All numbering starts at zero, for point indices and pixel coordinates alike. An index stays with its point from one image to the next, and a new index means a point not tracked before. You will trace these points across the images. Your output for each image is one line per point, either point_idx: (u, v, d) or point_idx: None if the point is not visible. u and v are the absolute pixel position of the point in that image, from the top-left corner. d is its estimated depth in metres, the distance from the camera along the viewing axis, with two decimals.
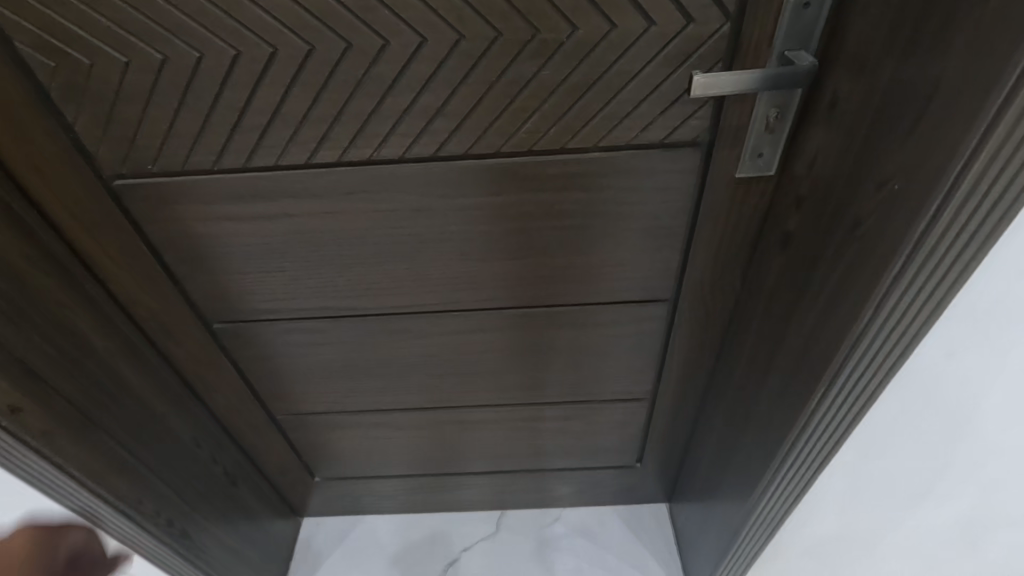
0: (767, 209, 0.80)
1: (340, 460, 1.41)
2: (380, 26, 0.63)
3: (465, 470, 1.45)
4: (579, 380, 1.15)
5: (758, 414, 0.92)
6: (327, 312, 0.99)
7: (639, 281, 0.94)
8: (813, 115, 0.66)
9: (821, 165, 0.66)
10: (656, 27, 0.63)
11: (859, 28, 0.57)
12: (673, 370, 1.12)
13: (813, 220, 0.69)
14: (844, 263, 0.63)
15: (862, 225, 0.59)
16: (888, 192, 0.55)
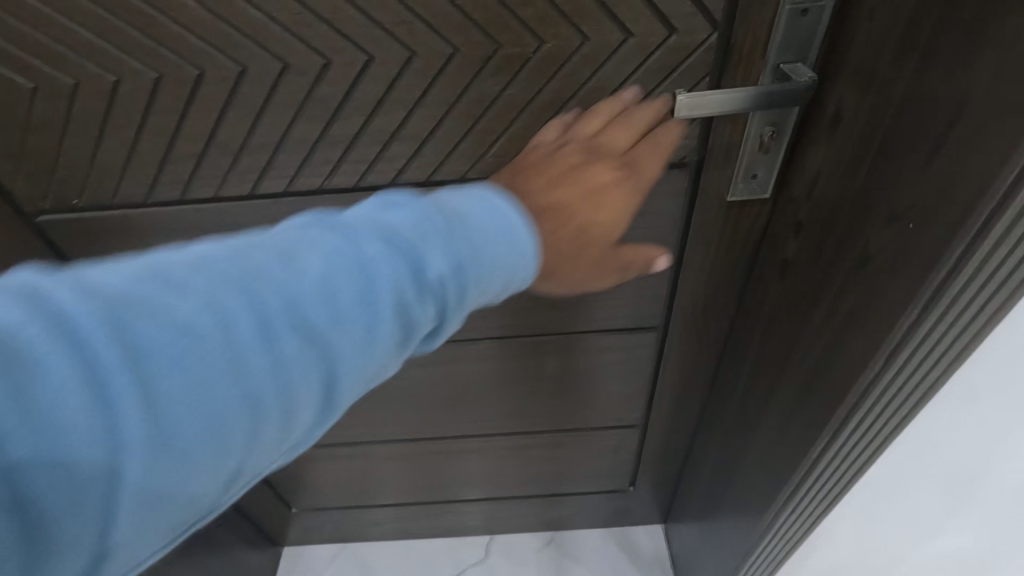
0: (763, 232, 0.73)
1: (320, 490, 1.34)
2: (319, 43, 0.55)
3: (453, 498, 1.38)
4: (566, 407, 1.08)
5: (756, 446, 0.86)
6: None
7: (628, 308, 0.87)
8: (811, 134, 0.59)
9: (823, 190, 0.59)
10: (634, 38, 0.56)
11: (864, 38, 0.50)
12: (664, 395, 1.05)
13: (813, 250, 0.62)
14: (850, 302, 0.56)
15: (871, 263, 0.52)
16: (902, 229, 0.48)
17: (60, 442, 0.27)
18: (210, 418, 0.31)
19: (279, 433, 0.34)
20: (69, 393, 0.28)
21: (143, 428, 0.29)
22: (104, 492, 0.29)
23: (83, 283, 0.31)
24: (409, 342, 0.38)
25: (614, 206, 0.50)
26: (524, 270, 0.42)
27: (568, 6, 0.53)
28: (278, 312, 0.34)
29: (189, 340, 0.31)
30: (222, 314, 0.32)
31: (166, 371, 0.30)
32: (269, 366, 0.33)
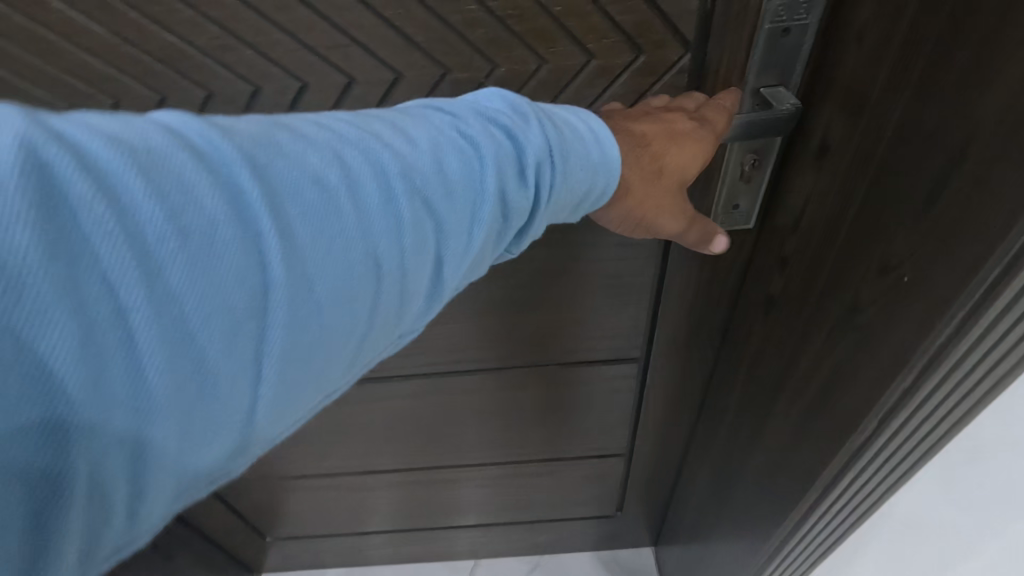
0: (746, 266, 0.66)
1: (302, 522, 1.27)
2: (245, 68, 0.49)
3: (446, 524, 1.31)
4: (547, 436, 1.03)
5: (740, 493, 0.79)
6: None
7: (609, 337, 0.83)
8: (795, 164, 0.53)
9: (807, 226, 0.53)
10: (597, 60, 0.50)
11: (852, 62, 0.44)
12: (648, 423, 0.99)
13: (798, 291, 0.56)
14: (837, 353, 0.50)
15: (860, 313, 0.46)
16: (896, 282, 0.42)
17: (222, 263, 0.28)
18: (346, 260, 0.33)
19: (398, 288, 0.36)
20: (224, 222, 0.29)
21: (293, 261, 0.31)
22: (258, 321, 0.29)
23: (224, 130, 0.32)
24: (501, 219, 0.41)
25: (690, 153, 0.49)
26: (614, 170, 0.45)
27: (521, 26, 0.48)
28: (399, 173, 0.36)
29: (325, 187, 0.33)
30: (351, 168, 0.34)
31: (309, 211, 0.32)
32: (392, 220, 0.35)
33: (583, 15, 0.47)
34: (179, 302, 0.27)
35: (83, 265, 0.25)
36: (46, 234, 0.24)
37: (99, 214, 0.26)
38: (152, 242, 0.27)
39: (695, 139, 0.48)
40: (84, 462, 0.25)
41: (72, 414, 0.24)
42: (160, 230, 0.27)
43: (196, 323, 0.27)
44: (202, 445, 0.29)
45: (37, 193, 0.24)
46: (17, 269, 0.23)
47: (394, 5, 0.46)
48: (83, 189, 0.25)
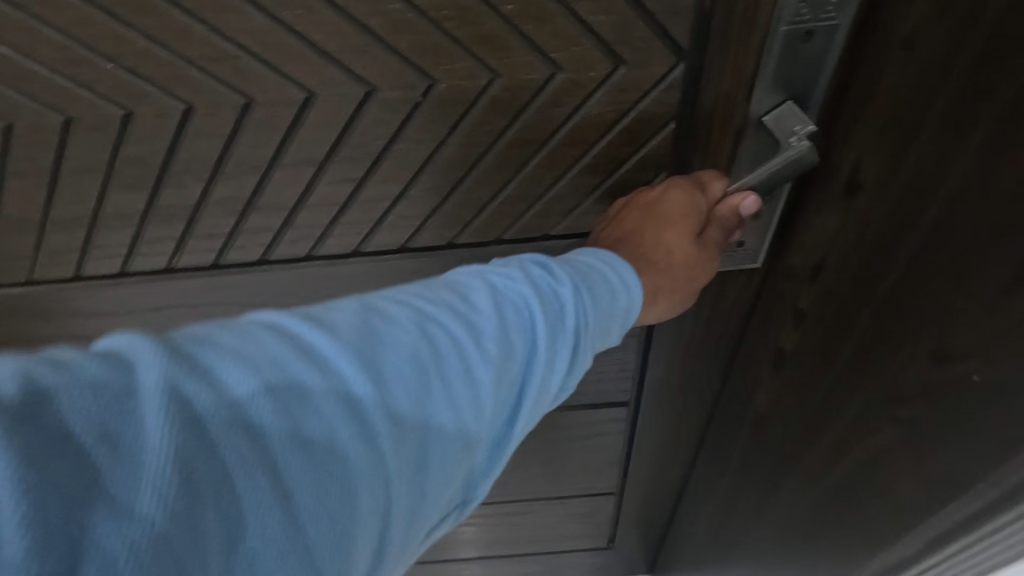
0: (753, 312, 0.55)
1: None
2: (110, 87, 0.38)
3: (433, 562, 1.20)
4: (529, 477, 0.94)
5: (749, 548, 0.71)
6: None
7: (595, 381, 0.73)
8: (809, 200, 0.43)
9: (826, 277, 0.43)
10: (564, 74, 0.39)
11: (896, 77, 0.33)
12: (641, 464, 0.90)
13: (816, 352, 0.46)
14: (872, 438, 0.40)
15: (905, 398, 0.36)
16: (959, 379, 0.32)
17: (339, 496, 0.24)
18: (429, 453, 0.28)
19: (475, 474, 0.30)
20: (331, 441, 0.25)
21: (396, 477, 0.26)
22: (352, 557, 0.25)
23: (325, 322, 0.28)
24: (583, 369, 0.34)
25: (675, 220, 0.40)
26: (636, 291, 0.35)
27: (464, 31, 0.37)
28: (476, 341, 0.30)
29: (416, 369, 0.28)
30: (434, 342, 0.29)
31: (407, 401, 0.27)
32: (478, 399, 0.29)
33: (543, 16, 0.37)
34: (286, 555, 0.23)
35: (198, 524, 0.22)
36: (167, 492, 0.21)
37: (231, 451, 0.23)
38: (259, 483, 0.23)
39: (673, 202, 0.41)
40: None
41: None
42: (286, 453, 0.24)
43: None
44: None
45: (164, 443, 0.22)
46: (159, 529, 0.21)
47: (293, 4, 0.35)
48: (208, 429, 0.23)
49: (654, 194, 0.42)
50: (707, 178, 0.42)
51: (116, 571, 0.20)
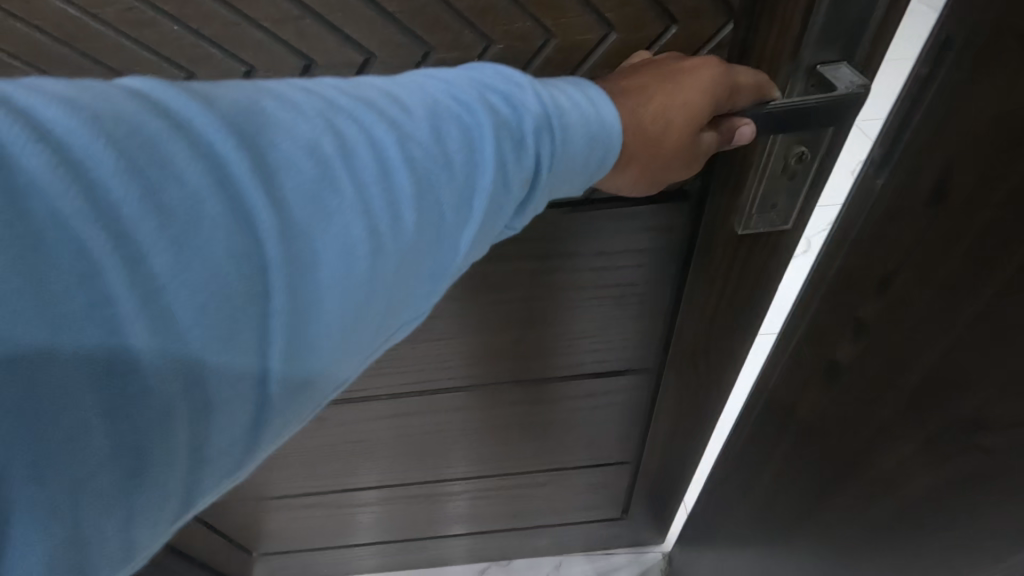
0: (793, 311, 0.54)
1: (284, 543, 1.18)
2: (174, 49, 0.38)
3: (440, 534, 1.22)
4: (549, 448, 0.96)
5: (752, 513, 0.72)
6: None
7: (613, 347, 0.75)
8: (886, 199, 0.41)
9: (905, 278, 0.41)
10: (616, 35, 0.41)
11: (998, 73, 0.32)
12: (659, 436, 0.92)
13: (890, 358, 0.44)
14: (955, 450, 0.38)
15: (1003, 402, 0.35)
16: None
17: (200, 267, 0.23)
18: (320, 247, 0.26)
19: (387, 285, 0.28)
20: (250, 222, 0.24)
21: (281, 262, 0.25)
22: (220, 328, 0.23)
23: (203, 96, 0.25)
24: (513, 195, 0.33)
25: (687, 100, 0.39)
26: (615, 130, 0.36)
27: None
28: (400, 144, 0.28)
29: (336, 161, 0.26)
30: (351, 138, 0.27)
31: (298, 194, 0.25)
32: (402, 204, 0.28)
33: None
34: (135, 309, 0.22)
35: (119, 282, 0.21)
36: None
37: (68, 194, 0.21)
38: (183, 252, 0.22)
39: (690, 88, 0.39)
40: (65, 516, 0.21)
41: (65, 459, 0.21)
42: (133, 211, 0.22)
43: (217, 351, 0.23)
44: (206, 455, 0.25)
45: (75, 200, 0.21)
46: None
47: None
48: (127, 189, 0.22)
49: (679, 71, 0.39)
50: (756, 79, 0.41)
51: None
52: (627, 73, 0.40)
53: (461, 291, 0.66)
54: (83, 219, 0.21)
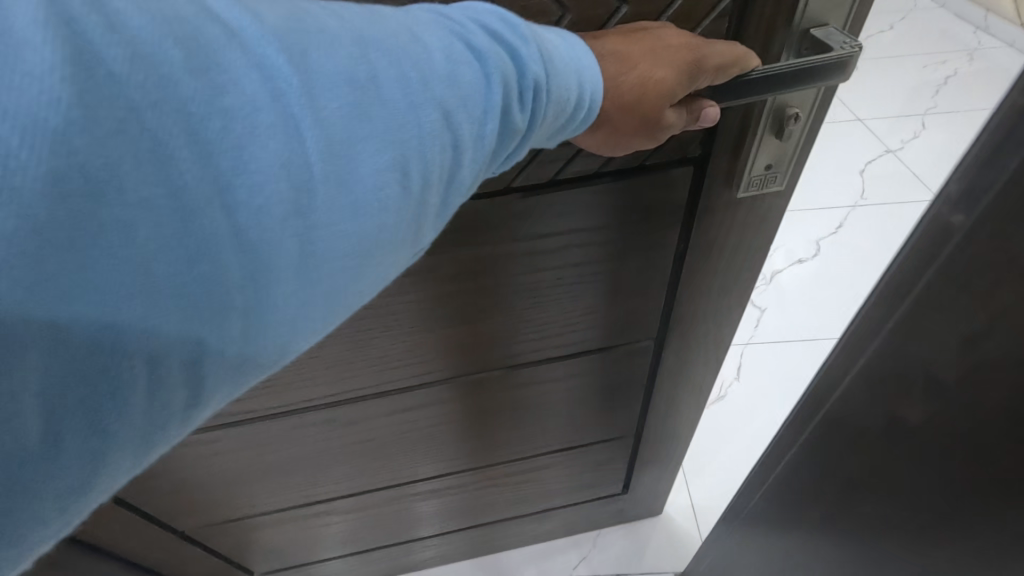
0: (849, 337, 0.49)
1: (262, 562, 1.13)
2: None
3: (434, 533, 1.21)
4: (555, 429, 0.98)
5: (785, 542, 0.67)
6: (219, 420, 0.78)
7: (603, 323, 0.76)
8: (972, 235, 0.37)
9: (1009, 330, 0.35)
10: (627, 7, 0.43)
11: None
12: (660, 406, 0.95)
13: (966, 402, 0.39)
14: None
15: None
16: None
17: (257, 170, 0.26)
18: (355, 168, 0.29)
19: (406, 212, 0.32)
20: (297, 136, 0.27)
21: (324, 178, 0.28)
22: (270, 229, 0.26)
23: (251, 10, 0.27)
24: (504, 143, 0.37)
25: (668, 72, 0.41)
26: (596, 105, 0.40)
27: None
28: (424, 82, 0.31)
29: (369, 92, 0.29)
30: (382, 70, 0.30)
31: (339, 115, 0.28)
32: (425, 137, 0.31)
33: None
34: (201, 202, 0.25)
35: (187, 176, 0.24)
36: (68, 98, 0.22)
37: (142, 89, 0.23)
38: (242, 155, 0.25)
39: (669, 65, 0.41)
40: (142, 369, 0.25)
41: (141, 329, 0.25)
42: (200, 116, 0.25)
43: (270, 246, 0.27)
44: (249, 348, 0.29)
45: (149, 94, 0.24)
46: (63, 133, 0.22)
47: None
48: (195, 90, 0.24)
49: (665, 45, 0.42)
50: (734, 53, 0.43)
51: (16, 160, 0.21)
52: (623, 40, 0.42)
53: (467, 276, 0.65)
54: (157, 112, 0.24)
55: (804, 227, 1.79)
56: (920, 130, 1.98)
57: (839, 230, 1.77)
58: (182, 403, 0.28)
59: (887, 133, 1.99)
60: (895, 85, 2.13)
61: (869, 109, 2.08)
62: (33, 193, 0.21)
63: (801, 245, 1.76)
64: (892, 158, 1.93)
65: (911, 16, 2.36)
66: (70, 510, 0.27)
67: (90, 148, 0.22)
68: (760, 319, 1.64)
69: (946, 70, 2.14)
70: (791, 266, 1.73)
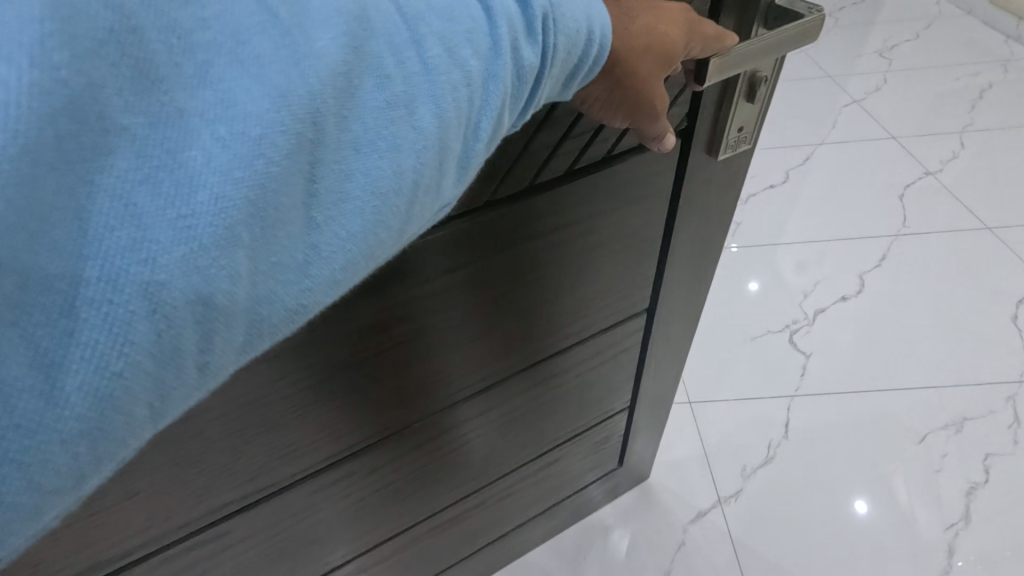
0: None
1: None
2: None
3: (454, 562, 1.16)
4: (560, 423, 1.00)
5: None
6: (232, 507, 0.68)
7: (602, 303, 0.81)
8: None
9: None
10: None
11: None
12: (649, 375, 1.01)
13: None
14: None
15: None
16: None
17: (264, 96, 0.26)
18: (361, 102, 0.30)
19: (422, 153, 0.32)
20: (303, 64, 0.27)
21: (330, 113, 0.28)
22: (278, 159, 0.27)
23: None
24: (516, 86, 0.37)
25: (668, 27, 0.44)
26: (606, 42, 0.40)
27: None
28: (424, 21, 0.32)
29: (368, 25, 0.30)
30: (382, 9, 0.31)
31: (338, 46, 0.29)
32: (425, 77, 0.32)
33: None
34: (210, 130, 0.25)
35: (191, 107, 0.25)
36: (87, 28, 0.24)
37: (153, 22, 0.25)
38: (228, 85, 0.26)
39: (671, 25, 0.44)
40: (173, 306, 0.25)
41: (141, 260, 0.24)
42: (206, 48, 0.26)
43: (275, 182, 0.27)
44: (269, 294, 0.28)
45: (161, 30, 0.25)
46: (81, 58, 0.23)
47: None
48: (176, 20, 0.26)
49: (670, 9, 0.45)
50: (725, 36, 0.49)
51: (41, 80, 0.23)
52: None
53: (486, 279, 0.66)
54: (138, 39, 0.25)
55: (850, 260, 1.80)
56: (958, 150, 2.09)
57: (883, 262, 1.79)
58: (225, 350, 0.28)
59: (922, 151, 2.10)
60: (915, 100, 2.31)
61: (903, 125, 2.21)
62: (62, 103, 0.23)
63: (845, 280, 1.75)
64: (933, 179, 2.01)
65: (936, 22, 2.68)
66: (86, 461, 0.26)
67: (70, 66, 0.23)
68: (806, 364, 1.58)
69: (980, 79, 2.34)
70: (835, 302, 1.71)
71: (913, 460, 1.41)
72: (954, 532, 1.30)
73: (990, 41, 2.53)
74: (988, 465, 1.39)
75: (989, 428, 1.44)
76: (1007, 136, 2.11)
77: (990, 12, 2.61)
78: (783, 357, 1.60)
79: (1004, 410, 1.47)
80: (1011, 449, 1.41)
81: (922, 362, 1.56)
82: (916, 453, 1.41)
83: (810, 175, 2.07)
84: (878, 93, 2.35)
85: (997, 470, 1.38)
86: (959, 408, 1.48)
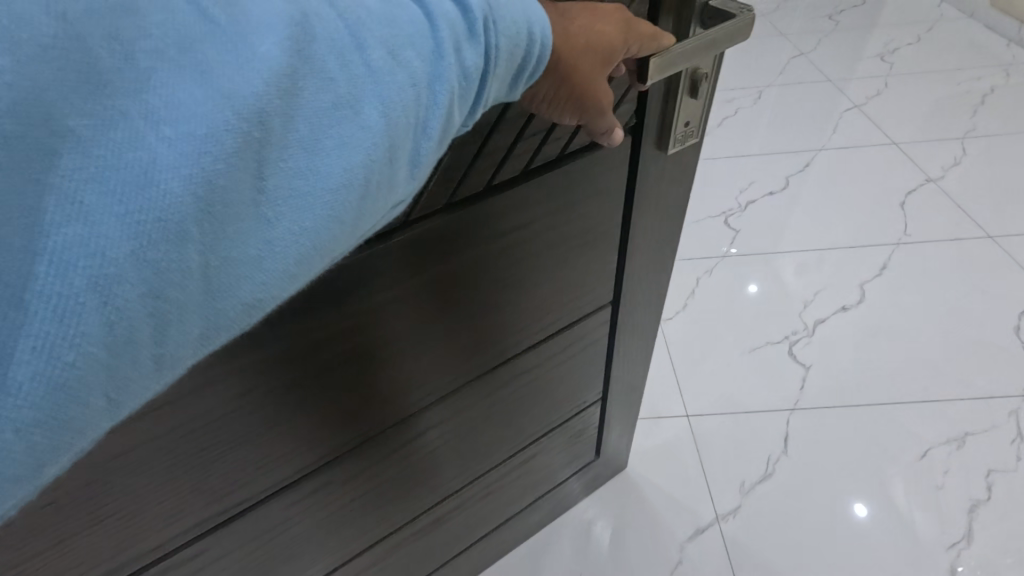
0: None
1: None
2: None
3: (439, 564, 1.16)
4: (534, 420, 1.02)
5: None
6: (206, 526, 0.68)
7: (565, 299, 0.83)
8: None
9: None
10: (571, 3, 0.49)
11: None
12: (618, 366, 1.04)
13: None
14: None
15: None
16: None
17: (208, 98, 0.28)
18: (306, 103, 0.31)
19: (371, 150, 0.33)
20: (247, 68, 0.29)
21: (276, 113, 0.30)
22: (223, 158, 0.28)
23: None
24: (463, 87, 0.38)
25: (603, 27, 0.47)
26: (546, 44, 0.42)
27: None
28: (366, 26, 0.34)
29: (310, 31, 0.32)
30: (324, 15, 0.33)
31: (281, 50, 0.30)
32: (369, 78, 0.33)
33: None
34: (155, 131, 0.27)
35: (138, 109, 0.27)
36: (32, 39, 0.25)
37: (98, 30, 0.27)
38: (174, 88, 0.27)
39: (606, 25, 0.47)
40: (123, 299, 0.26)
41: (90, 256, 0.25)
42: (152, 53, 0.27)
43: (222, 180, 0.28)
44: (222, 287, 0.30)
45: (106, 37, 0.27)
46: (28, 66, 0.25)
47: None
48: (119, 28, 0.27)
49: (605, 10, 0.47)
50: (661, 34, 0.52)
51: None
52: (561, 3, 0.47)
53: (450, 280, 0.68)
54: (83, 46, 0.26)
55: (851, 270, 1.84)
56: (960, 157, 2.15)
57: (885, 271, 1.83)
58: (181, 342, 0.29)
59: (923, 159, 2.16)
60: (914, 107, 2.38)
61: (904, 132, 2.28)
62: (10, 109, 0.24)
63: (847, 290, 1.79)
64: (933, 186, 2.07)
65: (937, 28, 2.79)
66: (43, 452, 0.27)
67: (16, 74, 0.25)
68: (806, 375, 1.60)
69: (983, 84, 2.43)
70: (836, 312, 1.74)
71: (909, 465, 1.42)
72: (955, 552, 1.29)
73: (992, 47, 2.62)
74: (990, 482, 1.39)
75: (993, 444, 1.45)
76: (1005, 142, 2.18)
77: (992, 15, 2.72)
78: (783, 365, 1.63)
79: (1007, 425, 1.48)
80: (1015, 466, 1.40)
81: (925, 364, 1.60)
82: (919, 465, 1.42)
83: (808, 182, 2.12)
84: (877, 99, 2.43)
85: (1000, 486, 1.37)
86: (964, 422, 1.49)
